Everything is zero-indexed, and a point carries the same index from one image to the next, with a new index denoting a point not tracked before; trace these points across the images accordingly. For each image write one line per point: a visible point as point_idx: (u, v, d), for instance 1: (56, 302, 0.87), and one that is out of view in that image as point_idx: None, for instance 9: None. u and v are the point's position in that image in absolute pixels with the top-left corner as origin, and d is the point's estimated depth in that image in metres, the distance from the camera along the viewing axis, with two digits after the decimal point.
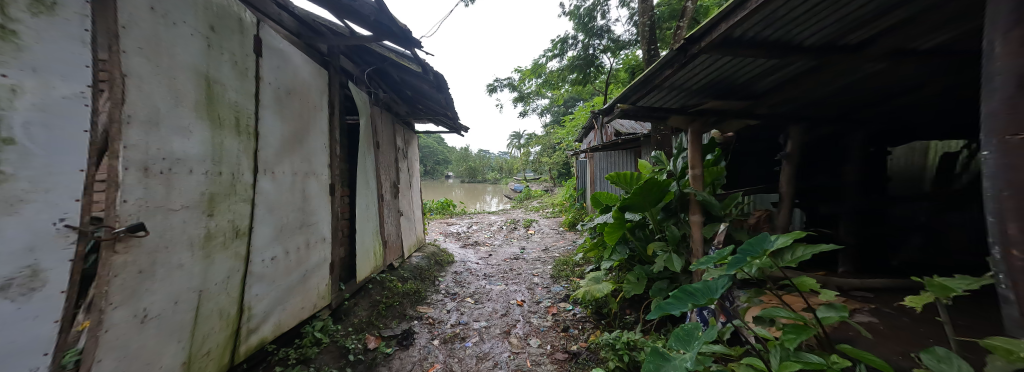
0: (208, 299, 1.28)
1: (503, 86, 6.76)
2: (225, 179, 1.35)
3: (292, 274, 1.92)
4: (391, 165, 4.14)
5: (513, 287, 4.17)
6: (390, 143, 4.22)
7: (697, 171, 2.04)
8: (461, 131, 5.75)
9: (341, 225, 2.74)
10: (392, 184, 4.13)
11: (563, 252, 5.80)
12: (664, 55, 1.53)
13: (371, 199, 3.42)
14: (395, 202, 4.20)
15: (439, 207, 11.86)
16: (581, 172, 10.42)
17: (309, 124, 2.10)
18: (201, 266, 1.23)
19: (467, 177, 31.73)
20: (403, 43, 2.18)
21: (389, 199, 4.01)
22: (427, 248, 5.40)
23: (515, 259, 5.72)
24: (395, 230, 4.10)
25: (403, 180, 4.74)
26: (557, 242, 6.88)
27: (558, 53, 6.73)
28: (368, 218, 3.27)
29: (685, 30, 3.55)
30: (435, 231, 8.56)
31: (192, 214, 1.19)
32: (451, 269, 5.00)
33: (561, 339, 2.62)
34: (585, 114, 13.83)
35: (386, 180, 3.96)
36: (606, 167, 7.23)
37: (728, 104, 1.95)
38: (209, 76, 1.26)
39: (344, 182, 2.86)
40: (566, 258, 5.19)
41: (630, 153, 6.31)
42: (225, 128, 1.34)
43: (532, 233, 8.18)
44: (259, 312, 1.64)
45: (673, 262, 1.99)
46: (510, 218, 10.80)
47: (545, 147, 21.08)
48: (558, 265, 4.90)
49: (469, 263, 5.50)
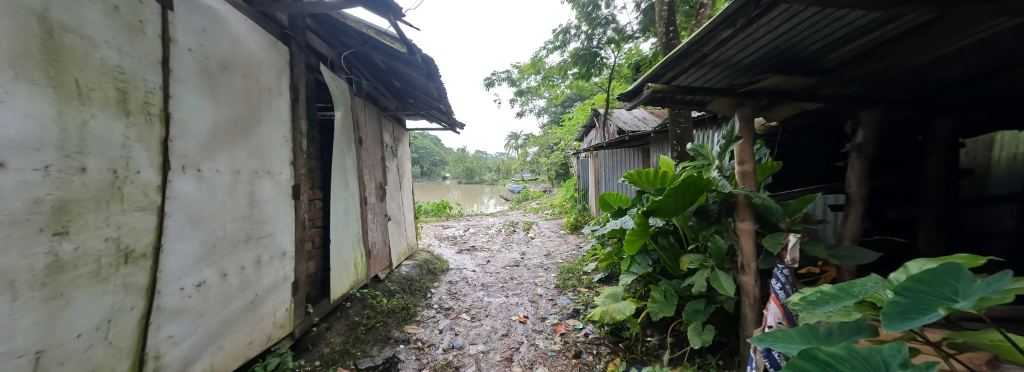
0: (54, 361, 0.87)
1: (501, 80, 6.36)
2: (91, 179, 0.94)
3: (232, 302, 1.50)
4: (377, 164, 3.71)
5: (514, 300, 3.76)
6: (377, 139, 3.80)
7: (746, 167, 1.64)
8: (456, 129, 5.34)
9: (310, 235, 2.32)
10: (379, 185, 3.71)
11: (568, 258, 5.40)
12: (726, 7, 1.14)
13: (352, 204, 3.00)
14: (383, 206, 3.78)
15: (435, 209, 11.40)
16: (582, 173, 10.05)
17: (260, 108, 1.69)
18: (33, 315, 0.83)
19: (464, 178, 31.21)
20: (379, 8, 1.74)
21: (375, 202, 3.59)
22: (419, 255, 4.97)
23: (516, 266, 5.30)
24: (381, 236, 3.68)
25: (392, 182, 4.31)
26: (559, 247, 6.48)
27: (560, 46, 6.34)
28: (346, 225, 2.85)
29: (707, 10, 3.17)
30: (430, 234, 8.12)
31: (10, 234, 0.78)
32: (446, 279, 4.57)
33: (573, 369, 2.21)
34: (584, 113, 13.45)
35: (372, 181, 3.54)
36: (610, 167, 6.85)
37: (789, 82, 1.58)
38: (53, 21, 0.85)
39: (316, 184, 2.44)
40: (571, 265, 4.79)
41: (637, 152, 5.93)
42: (90, 102, 0.93)
43: (533, 236, 7.76)
44: (178, 361, 1.23)
45: (722, 282, 1.61)
46: (509, 220, 10.35)
47: (543, 148, 20.67)
48: (562, 274, 4.49)
49: (466, 271, 5.09)
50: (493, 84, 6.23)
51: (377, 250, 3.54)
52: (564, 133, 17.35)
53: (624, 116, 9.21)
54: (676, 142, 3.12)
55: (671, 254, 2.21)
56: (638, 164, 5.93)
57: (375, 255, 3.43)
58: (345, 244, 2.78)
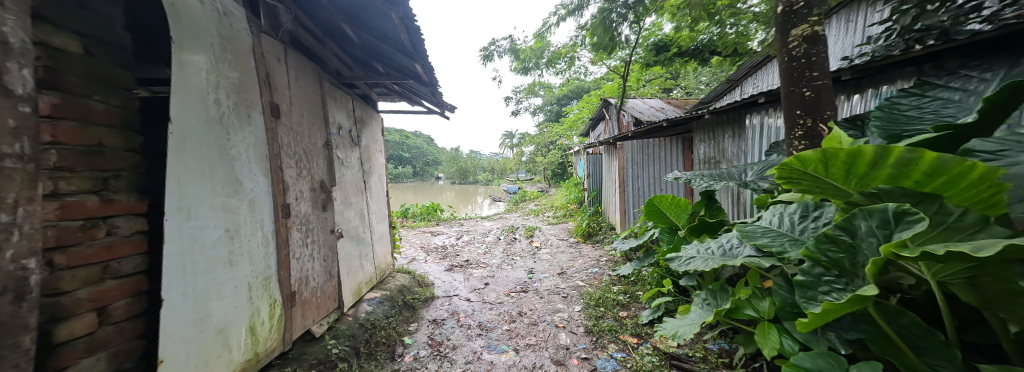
0: None
1: (501, 53, 5.02)
2: None
3: None
4: (317, 152, 2.39)
5: (527, 359, 2.49)
6: (322, 112, 2.52)
7: None
8: (444, 110, 4.10)
9: (82, 298, 1.00)
10: (320, 186, 2.39)
11: (591, 281, 4.14)
12: None
13: (248, 218, 1.68)
14: (327, 217, 2.46)
15: (424, 213, 10.11)
16: (593, 171, 8.80)
17: None
18: None
19: (457, 178, 29.85)
20: None
21: (312, 213, 2.27)
22: (392, 281, 3.66)
23: (523, 292, 4.03)
24: (323, 266, 2.36)
25: (349, 181, 3.00)
26: (575, 262, 5.21)
27: (574, 10, 4.97)
28: (230, 259, 1.54)
29: None
30: (414, 245, 6.76)
31: None
32: (427, 318, 3.27)
33: None
34: (589, 105, 12.20)
35: (304, 180, 2.22)
36: (637, 162, 5.62)
37: None
38: None
39: (118, 181, 1.13)
40: (601, 294, 3.53)
41: (678, 142, 4.70)
42: None
43: (539, 246, 6.48)
44: None
45: None
46: (507, 224, 9.05)
47: (540, 146, 19.40)
48: (591, 310, 3.22)
49: (457, 300, 3.80)
50: (490, 58, 4.95)
51: (314, 289, 2.22)
52: (565, 129, 16.10)
53: (640, 105, 8.01)
54: (800, 112, 1.88)
55: (908, 335, 0.97)
56: (677, 157, 4.71)
57: (306, 299, 2.13)
58: (222, 298, 1.47)
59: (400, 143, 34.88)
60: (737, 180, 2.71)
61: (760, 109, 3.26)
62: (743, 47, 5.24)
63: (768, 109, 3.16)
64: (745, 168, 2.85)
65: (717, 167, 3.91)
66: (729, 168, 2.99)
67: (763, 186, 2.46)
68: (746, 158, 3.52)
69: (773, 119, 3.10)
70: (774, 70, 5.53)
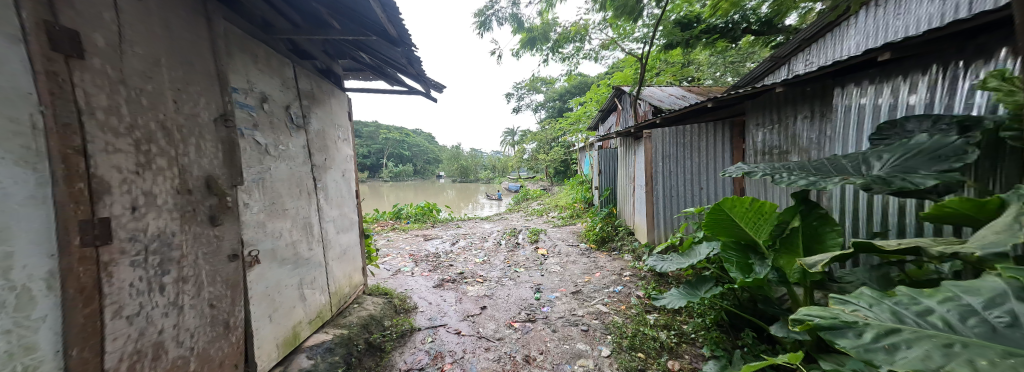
0: None
1: (501, 21, 4.10)
2: None
3: None
4: (196, 128, 1.46)
5: None
6: (215, 69, 1.60)
7: None
8: (428, 88, 3.21)
9: None
10: (200, 185, 1.47)
11: (618, 306, 3.21)
12: None
13: None
14: (216, 235, 1.53)
15: (419, 213, 9.23)
16: (605, 168, 7.84)
17: None
18: None
19: (456, 177, 28.96)
20: None
21: (177, 232, 1.35)
22: (355, 312, 2.75)
23: (529, 321, 3.12)
24: (204, 316, 1.44)
25: (281, 178, 2.08)
26: (591, 276, 4.28)
27: None
28: None
29: None
30: (401, 253, 5.82)
31: None
32: (398, 367, 2.35)
33: None
34: (595, 97, 11.25)
35: (160, 175, 1.29)
36: (667, 155, 4.68)
37: None
38: None
39: None
40: (636, 330, 2.61)
41: (725, 128, 3.78)
42: None
43: (546, 254, 5.55)
44: None
45: None
46: (510, 226, 8.14)
47: (542, 143, 18.43)
48: (625, 358, 2.30)
49: (442, 333, 2.89)
50: (487, 25, 4.03)
51: (177, 360, 1.31)
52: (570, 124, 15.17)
53: (658, 92, 7.09)
54: None
55: None
56: (725, 147, 3.79)
57: None
58: None
59: (399, 140, 33.88)
60: (860, 176, 1.77)
61: (861, 77, 2.32)
62: (791, 14, 4.32)
63: (876, 77, 2.23)
64: (866, 158, 1.91)
65: (785, 160, 2.99)
66: (834, 159, 2.05)
67: (927, 184, 1.47)
68: (832, 147, 2.58)
69: (886, 92, 2.18)
70: (841, 42, 4.54)
